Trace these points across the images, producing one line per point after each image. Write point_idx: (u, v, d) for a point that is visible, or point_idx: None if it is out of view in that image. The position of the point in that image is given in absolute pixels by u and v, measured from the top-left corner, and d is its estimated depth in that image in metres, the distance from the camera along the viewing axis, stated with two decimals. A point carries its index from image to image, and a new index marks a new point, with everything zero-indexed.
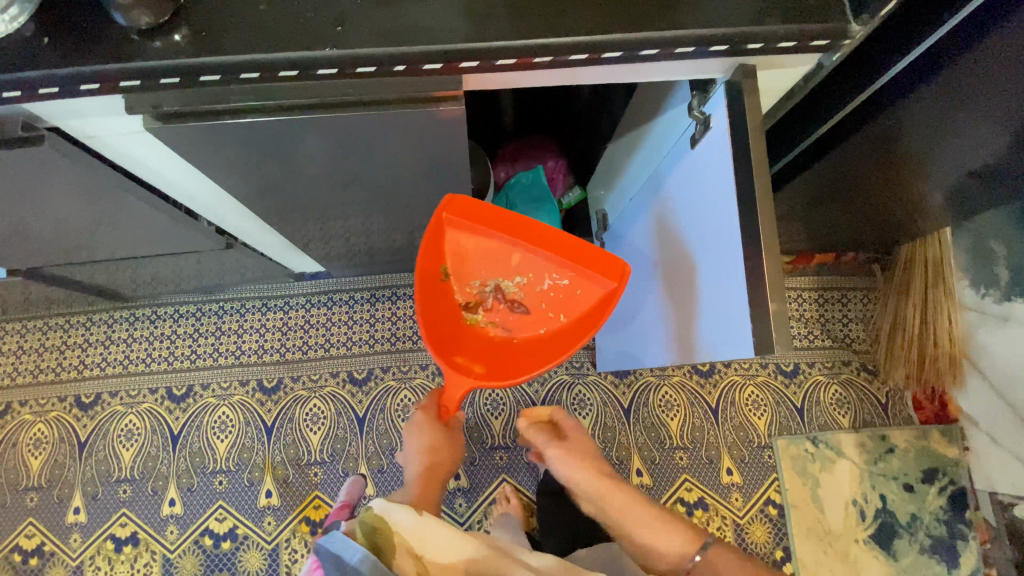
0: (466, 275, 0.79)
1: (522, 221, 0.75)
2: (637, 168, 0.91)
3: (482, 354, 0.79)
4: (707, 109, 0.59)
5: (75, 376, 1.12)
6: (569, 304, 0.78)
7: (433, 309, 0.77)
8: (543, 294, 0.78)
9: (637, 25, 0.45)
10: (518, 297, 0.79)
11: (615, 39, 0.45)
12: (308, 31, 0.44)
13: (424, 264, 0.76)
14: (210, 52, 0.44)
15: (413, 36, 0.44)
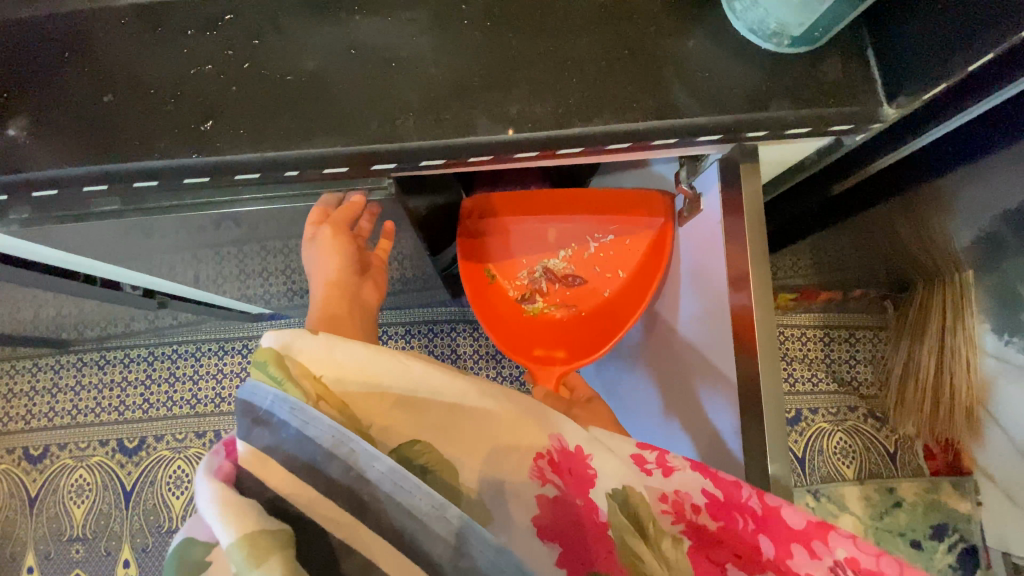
0: (516, 267, 0.78)
1: (542, 196, 0.76)
2: None
3: (561, 337, 0.76)
4: (697, 183, 0.49)
5: (20, 427, 1.04)
6: (622, 256, 0.75)
7: (491, 313, 0.76)
8: (596, 258, 0.76)
9: (600, 115, 0.35)
10: (572, 271, 0.76)
11: (572, 134, 0.35)
12: (167, 132, 0.34)
13: (467, 274, 0.76)
14: (42, 163, 0.34)
15: (305, 134, 0.34)
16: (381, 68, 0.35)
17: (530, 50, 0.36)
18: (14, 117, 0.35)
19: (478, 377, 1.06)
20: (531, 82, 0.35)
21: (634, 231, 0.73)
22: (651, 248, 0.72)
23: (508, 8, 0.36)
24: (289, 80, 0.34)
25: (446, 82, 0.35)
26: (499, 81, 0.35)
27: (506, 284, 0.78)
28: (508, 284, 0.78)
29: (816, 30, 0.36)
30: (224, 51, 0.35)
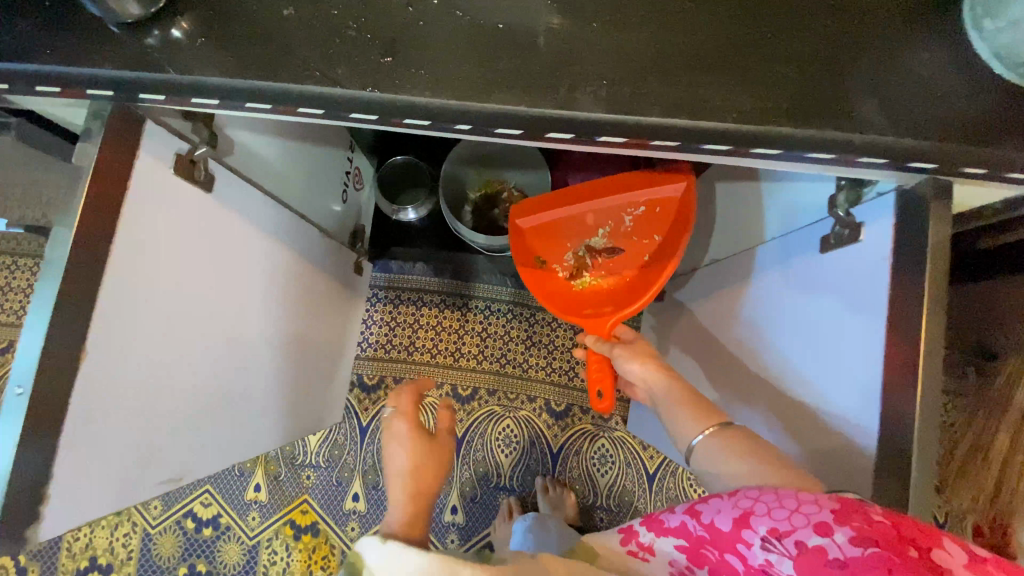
0: (560, 250, 0.76)
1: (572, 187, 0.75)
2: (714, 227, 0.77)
3: (611, 299, 0.72)
4: (858, 212, 0.45)
5: None
6: (653, 223, 0.71)
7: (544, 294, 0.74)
8: (630, 230, 0.73)
9: (808, 119, 0.31)
10: (609, 244, 0.74)
11: (777, 133, 0.31)
12: (341, 58, 0.32)
13: (518, 260, 0.76)
14: (206, 69, 0.32)
15: (485, 89, 0.31)
16: (575, 30, 0.32)
17: (737, 34, 0.32)
18: (183, 16, 0.33)
19: (526, 364, 1.05)
20: (733, 75, 0.32)
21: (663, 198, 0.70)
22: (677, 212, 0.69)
23: None
24: (474, 23, 0.32)
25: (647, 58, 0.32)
26: (709, 67, 0.32)
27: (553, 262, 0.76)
28: (552, 265, 0.76)
29: None
30: None
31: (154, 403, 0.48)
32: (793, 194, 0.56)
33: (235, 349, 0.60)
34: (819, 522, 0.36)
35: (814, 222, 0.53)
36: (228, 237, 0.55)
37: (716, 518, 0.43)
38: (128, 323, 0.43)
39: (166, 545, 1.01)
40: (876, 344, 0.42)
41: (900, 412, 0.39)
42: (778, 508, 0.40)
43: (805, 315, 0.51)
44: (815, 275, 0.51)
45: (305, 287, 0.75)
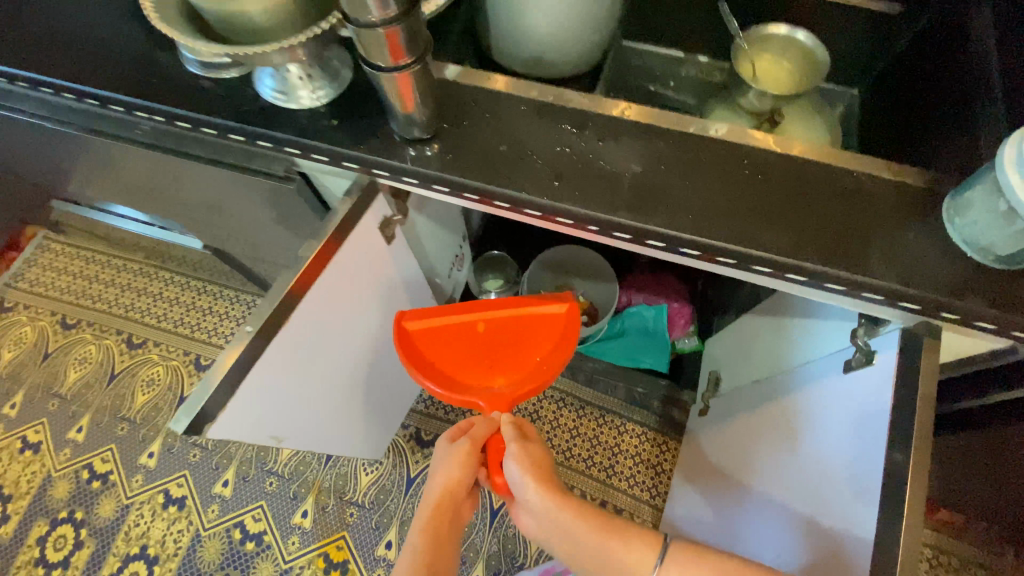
0: (498, 437, 0.66)
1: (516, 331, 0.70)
2: (753, 352, 0.93)
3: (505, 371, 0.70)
4: (873, 343, 0.59)
5: (204, 339, 1.25)
6: (542, 341, 0.71)
7: (460, 358, 0.69)
8: (540, 368, 0.69)
9: (801, 253, 0.48)
10: (463, 360, 0.70)
11: (784, 260, 0.48)
12: (532, 179, 0.53)
13: (449, 359, 0.69)
14: (450, 172, 0.53)
15: (613, 202, 0.51)
16: (682, 190, 0.52)
17: (766, 203, 0.51)
18: (434, 141, 0.54)
19: (569, 453, 1.15)
20: (750, 247, 0.49)
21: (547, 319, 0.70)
22: (545, 324, 0.70)
23: (751, 168, 0.53)
24: (608, 171, 0.53)
25: (723, 213, 0.51)
26: (764, 220, 0.50)
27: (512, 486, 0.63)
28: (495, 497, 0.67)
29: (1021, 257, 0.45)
30: (579, 143, 0.54)
31: (294, 380, 0.64)
32: (819, 327, 0.72)
33: (317, 398, 0.72)
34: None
35: (828, 362, 0.68)
36: (361, 313, 0.71)
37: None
38: (315, 305, 0.61)
39: (209, 551, 1.08)
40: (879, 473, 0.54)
41: (892, 488, 0.50)
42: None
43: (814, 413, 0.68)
44: (836, 426, 0.63)
45: (385, 362, 0.88)
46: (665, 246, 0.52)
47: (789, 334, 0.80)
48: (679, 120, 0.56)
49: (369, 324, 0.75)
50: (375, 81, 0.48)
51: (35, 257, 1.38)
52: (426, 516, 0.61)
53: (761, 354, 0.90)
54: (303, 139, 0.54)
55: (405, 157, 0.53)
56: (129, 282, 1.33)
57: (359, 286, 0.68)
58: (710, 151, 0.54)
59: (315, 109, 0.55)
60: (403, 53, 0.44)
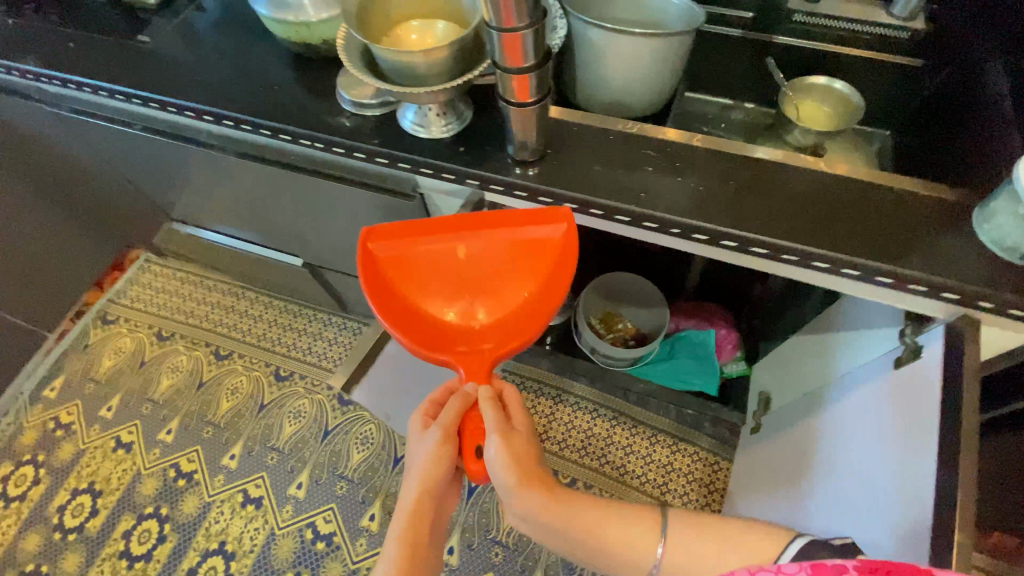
0: (472, 417, 0.66)
1: (500, 264, 0.69)
2: (799, 365, 1.00)
3: (490, 309, 0.72)
4: (921, 339, 0.66)
5: (284, 352, 1.38)
6: (526, 276, 0.70)
7: (439, 289, 0.71)
8: (530, 305, 0.70)
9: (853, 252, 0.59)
10: (438, 295, 0.71)
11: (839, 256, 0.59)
12: (623, 192, 0.65)
13: (428, 289, 0.70)
14: (556, 186, 0.65)
15: (692, 210, 0.63)
16: (748, 202, 0.63)
17: (821, 212, 0.62)
18: (539, 163, 0.67)
19: (623, 468, 1.23)
20: (809, 245, 0.60)
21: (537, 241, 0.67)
22: (533, 249, 0.68)
23: (806, 184, 0.64)
24: (687, 186, 0.65)
25: (785, 220, 0.62)
26: (820, 226, 0.61)
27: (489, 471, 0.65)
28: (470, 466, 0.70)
29: None
30: (659, 165, 0.66)
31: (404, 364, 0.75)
32: (860, 334, 0.79)
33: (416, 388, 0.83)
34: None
35: (873, 367, 0.74)
36: None
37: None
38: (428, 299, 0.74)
39: (283, 549, 1.15)
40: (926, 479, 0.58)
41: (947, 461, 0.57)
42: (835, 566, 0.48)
43: (861, 408, 0.75)
44: (882, 421, 0.70)
45: None
46: (736, 246, 0.63)
47: (833, 343, 0.88)
48: (741, 148, 0.67)
49: None
50: (505, 115, 0.61)
51: (136, 277, 1.54)
52: (407, 521, 0.66)
53: (808, 367, 0.96)
54: (435, 160, 0.67)
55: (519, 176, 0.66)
56: (219, 300, 1.48)
57: None
58: (770, 170, 0.65)
59: (445, 138, 0.69)
60: (529, 94, 0.57)
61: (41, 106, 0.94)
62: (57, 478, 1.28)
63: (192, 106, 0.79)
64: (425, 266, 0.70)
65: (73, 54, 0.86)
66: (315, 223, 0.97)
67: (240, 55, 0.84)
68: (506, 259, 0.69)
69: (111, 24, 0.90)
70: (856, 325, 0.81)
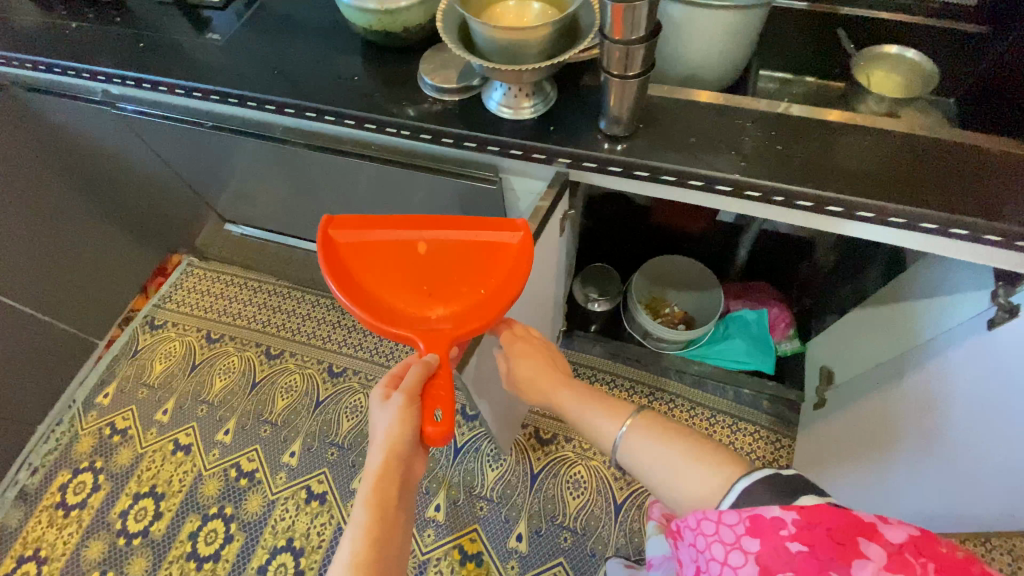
0: (436, 382, 0.63)
1: (453, 258, 0.72)
2: (867, 336, 1.00)
3: (447, 302, 0.72)
4: (1015, 298, 0.66)
5: (334, 349, 1.39)
6: (482, 273, 0.72)
7: (389, 278, 0.72)
8: (485, 300, 0.71)
9: (960, 212, 0.60)
10: (394, 284, 0.72)
11: (946, 216, 0.60)
12: (720, 163, 0.65)
13: (378, 272, 0.72)
14: (653, 160, 0.66)
15: (794, 176, 0.63)
16: (846, 168, 0.64)
17: (922, 175, 0.63)
18: (631, 139, 0.67)
19: None
20: (918, 208, 0.61)
21: (492, 242, 0.72)
22: (491, 250, 0.72)
23: (899, 148, 0.65)
24: (783, 155, 0.65)
25: (889, 184, 0.62)
26: (923, 188, 0.62)
27: (451, 427, 0.60)
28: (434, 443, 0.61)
29: None
30: (750, 134, 0.67)
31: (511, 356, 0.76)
32: (947, 301, 0.78)
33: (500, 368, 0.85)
34: (818, 552, 0.44)
35: (963, 333, 0.73)
36: (534, 290, 0.86)
37: (713, 545, 0.50)
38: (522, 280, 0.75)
39: None
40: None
41: None
42: (774, 522, 0.47)
43: (947, 371, 0.76)
44: (995, 390, 0.70)
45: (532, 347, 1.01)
46: (842, 211, 0.63)
47: (908, 310, 0.88)
48: (828, 116, 0.68)
49: (531, 303, 0.88)
50: (603, 88, 0.62)
51: (180, 282, 1.55)
52: (372, 485, 0.58)
53: (876, 336, 0.97)
54: (528, 141, 0.68)
55: (613, 152, 0.67)
56: (265, 301, 1.49)
57: (538, 266, 0.82)
58: (861, 136, 0.66)
59: (533, 118, 0.70)
60: (636, 68, 0.58)
61: (106, 109, 0.94)
62: (118, 483, 1.27)
63: (270, 100, 0.79)
64: (376, 252, 0.72)
65: (142, 54, 0.86)
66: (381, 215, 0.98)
67: (310, 48, 0.84)
68: (461, 253, 0.72)
69: (173, 23, 0.90)
70: (938, 290, 0.81)
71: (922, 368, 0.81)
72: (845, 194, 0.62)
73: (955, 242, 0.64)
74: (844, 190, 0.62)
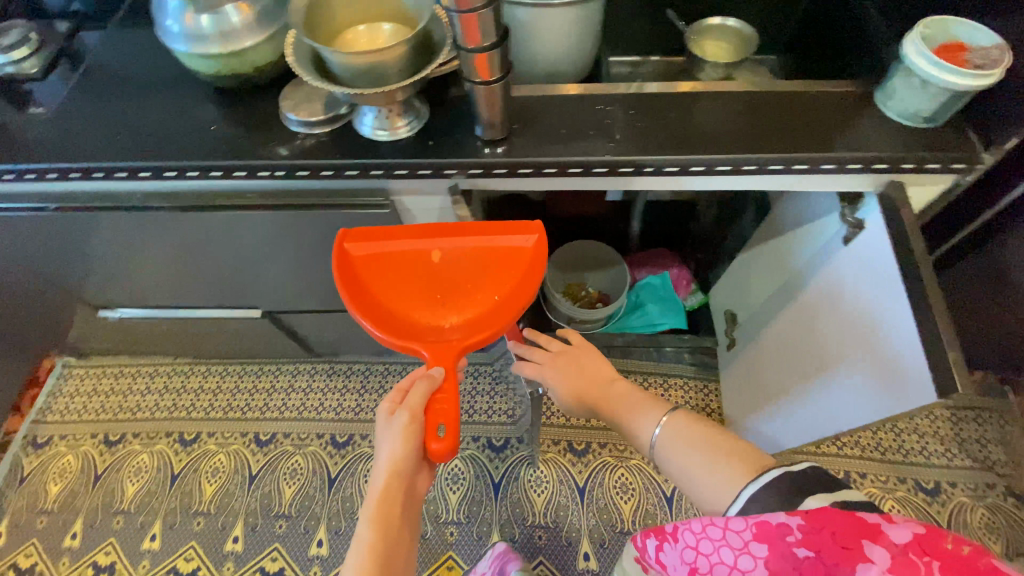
0: (439, 399, 0.63)
1: (469, 266, 0.72)
2: (758, 275, 1.10)
3: (464, 310, 0.72)
4: (860, 215, 0.77)
5: (257, 416, 1.29)
6: (498, 278, 0.72)
7: (404, 286, 0.72)
8: (501, 305, 0.71)
9: (797, 150, 0.69)
10: (409, 294, 0.72)
11: (787, 156, 0.68)
12: (592, 148, 0.70)
13: (394, 281, 0.72)
14: (532, 156, 0.69)
15: (657, 148, 0.70)
16: (700, 131, 0.71)
17: (761, 125, 0.71)
18: (508, 141, 0.71)
19: None
20: (766, 153, 0.68)
21: (507, 248, 0.72)
22: (507, 255, 0.72)
23: (739, 106, 0.73)
24: (646, 130, 0.71)
25: (736, 138, 0.70)
26: (764, 136, 0.70)
27: (453, 443, 0.60)
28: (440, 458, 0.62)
29: (938, 115, 0.66)
30: (613, 117, 0.72)
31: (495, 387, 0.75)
32: (813, 231, 0.89)
33: None
34: (824, 556, 0.46)
35: (832, 257, 0.83)
36: None
37: (718, 550, 0.52)
38: None
39: None
40: (909, 331, 0.65)
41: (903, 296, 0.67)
42: (781, 530, 0.49)
43: (823, 290, 0.86)
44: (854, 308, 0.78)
45: None
46: (704, 169, 0.69)
47: (785, 244, 0.99)
48: (674, 88, 0.75)
49: None
50: (471, 95, 0.64)
51: (60, 389, 1.37)
52: (377, 505, 0.64)
53: (763, 273, 1.08)
54: (410, 159, 0.68)
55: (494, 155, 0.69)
56: (167, 385, 1.35)
57: None
58: (706, 102, 0.74)
59: (409, 136, 0.70)
60: (494, 71, 0.60)
61: None
62: None
63: (120, 166, 0.72)
64: (391, 261, 0.72)
65: None
66: (276, 263, 0.93)
67: (154, 105, 0.78)
68: (476, 261, 0.72)
69: None
70: (804, 222, 0.92)
71: (810, 295, 0.90)
72: (702, 154, 0.69)
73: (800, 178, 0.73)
74: (700, 151, 0.69)
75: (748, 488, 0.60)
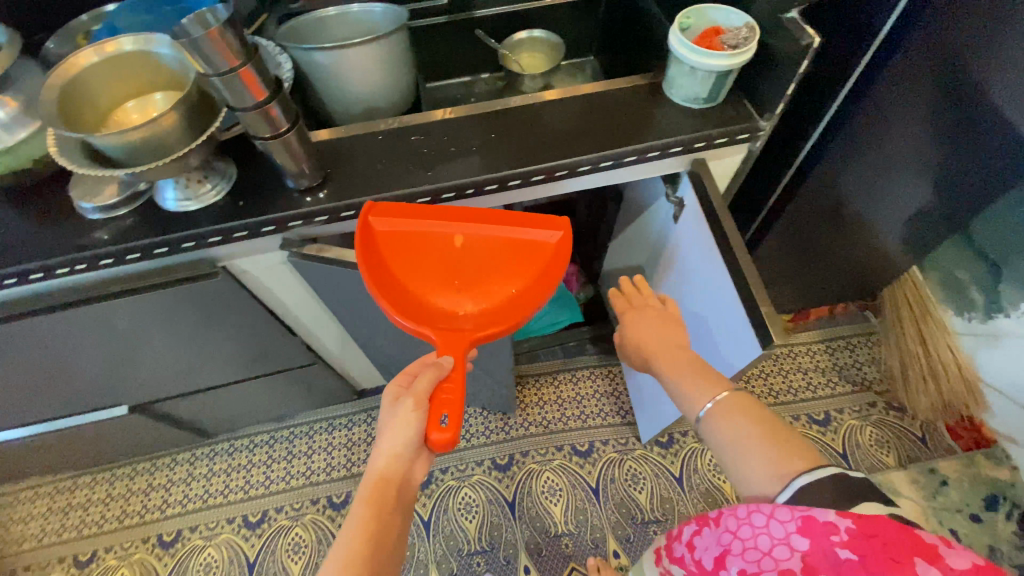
0: (444, 388, 0.60)
1: (489, 257, 0.69)
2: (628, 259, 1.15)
3: (481, 299, 0.70)
4: (679, 193, 0.82)
5: (157, 517, 1.20)
6: (516, 269, 0.69)
7: (419, 270, 0.69)
8: (516, 299, 0.69)
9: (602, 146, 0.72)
10: (422, 276, 0.69)
11: (594, 155, 0.71)
12: (408, 179, 0.70)
13: (408, 264, 0.68)
14: (348, 199, 0.68)
15: (471, 167, 0.71)
16: (510, 144, 0.73)
17: (566, 128, 0.74)
18: (323, 187, 0.69)
19: (546, 419, 1.27)
20: (573, 154, 0.71)
21: (534, 240, 0.69)
22: (529, 247, 0.69)
23: (544, 112, 0.75)
24: (458, 151, 0.72)
25: (544, 145, 0.72)
26: (570, 138, 0.73)
27: (455, 434, 0.58)
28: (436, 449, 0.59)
29: (717, 94, 0.72)
30: (425, 144, 0.73)
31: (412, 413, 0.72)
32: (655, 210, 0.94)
33: None
34: (868, 563, 0.42)
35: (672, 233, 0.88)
36: None
37: (758, 536, 0.49)
38: None
39: None
40: (731, 295, 0.71)
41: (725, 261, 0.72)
42: (827, 528, 0.45)
43: (672, 264, 0.91)
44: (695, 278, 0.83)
45: None
46: (521, 181, 0.71)
47: (640, 226, 1.04)
48: (481, 106, 0.77)
49: None
50: (264, 152, 0.62)
51: None
52: (372, 486, 0.59)
53: (631, 256, 1.13)
54: (219, 225, 0.66)
55: (310, 203, 0.68)
56: (48, 508, 1.22)
57: None
58: (512, 112, 0.76)
59: (217, 201, 0.68)
60: (277, 124, 0.59)
61: None
62: None
63: None
64: (410, 241, 0.68)
65: None
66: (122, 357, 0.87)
67: None
68: (495, 251, 0.69)
69: None
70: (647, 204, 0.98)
71: (665, 271, 0.95)
72: (515, 166, 0.70)
73: (616, 170, 0.76)
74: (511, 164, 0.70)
75: (800, 479, 0.52)
